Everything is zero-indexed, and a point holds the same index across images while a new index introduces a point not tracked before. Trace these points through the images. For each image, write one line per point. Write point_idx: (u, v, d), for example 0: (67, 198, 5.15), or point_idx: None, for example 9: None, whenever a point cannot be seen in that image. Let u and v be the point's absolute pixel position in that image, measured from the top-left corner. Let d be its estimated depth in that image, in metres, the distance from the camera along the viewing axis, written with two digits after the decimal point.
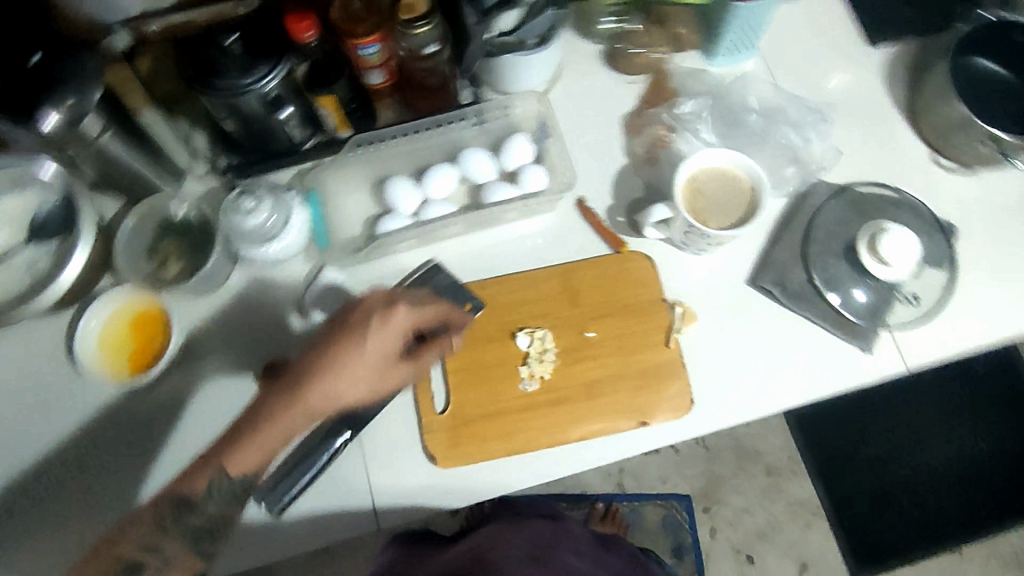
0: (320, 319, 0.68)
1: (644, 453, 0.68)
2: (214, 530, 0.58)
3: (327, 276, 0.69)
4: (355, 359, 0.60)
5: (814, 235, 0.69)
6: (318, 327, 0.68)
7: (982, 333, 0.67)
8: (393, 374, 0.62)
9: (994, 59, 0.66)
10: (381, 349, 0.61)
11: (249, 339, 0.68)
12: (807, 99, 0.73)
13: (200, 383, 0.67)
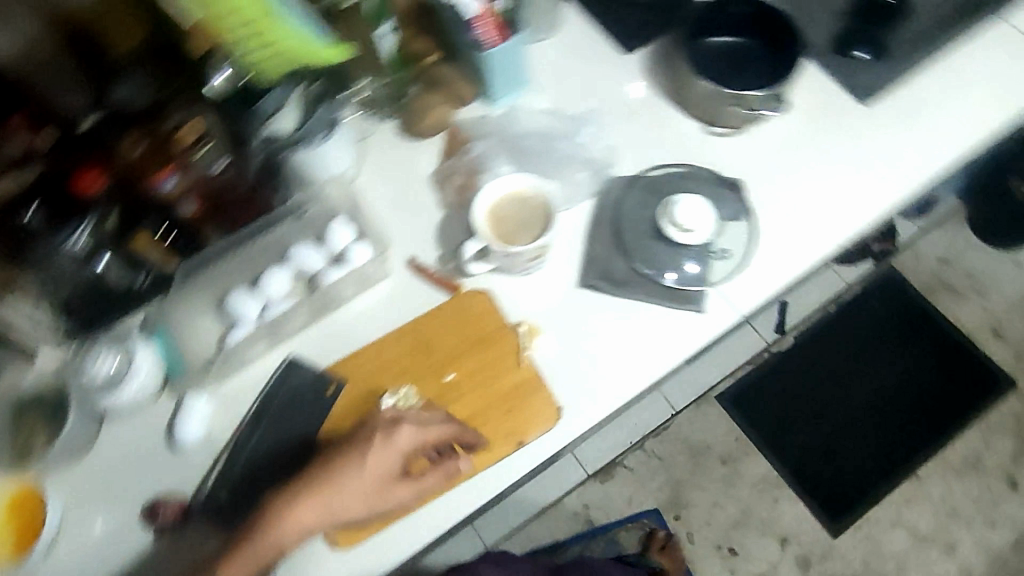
0: (191, 440, 0.71)
1: (536, 471, 0.69)
2: None
3: (189, 403, 0.72)
4: (356, 481, 0.63)
5: (622, 226, 0.75)
6: (192, 447, 0.72)
7: (795, 267, 0.74)
8: (394, 492, 0.64)
9: (722, 35, 0.79)
10: (379, 466, 0.64)
11: (128, 484, 0.72)
12: (587, 121, 0.80)
13: (93, 540, 0.70)
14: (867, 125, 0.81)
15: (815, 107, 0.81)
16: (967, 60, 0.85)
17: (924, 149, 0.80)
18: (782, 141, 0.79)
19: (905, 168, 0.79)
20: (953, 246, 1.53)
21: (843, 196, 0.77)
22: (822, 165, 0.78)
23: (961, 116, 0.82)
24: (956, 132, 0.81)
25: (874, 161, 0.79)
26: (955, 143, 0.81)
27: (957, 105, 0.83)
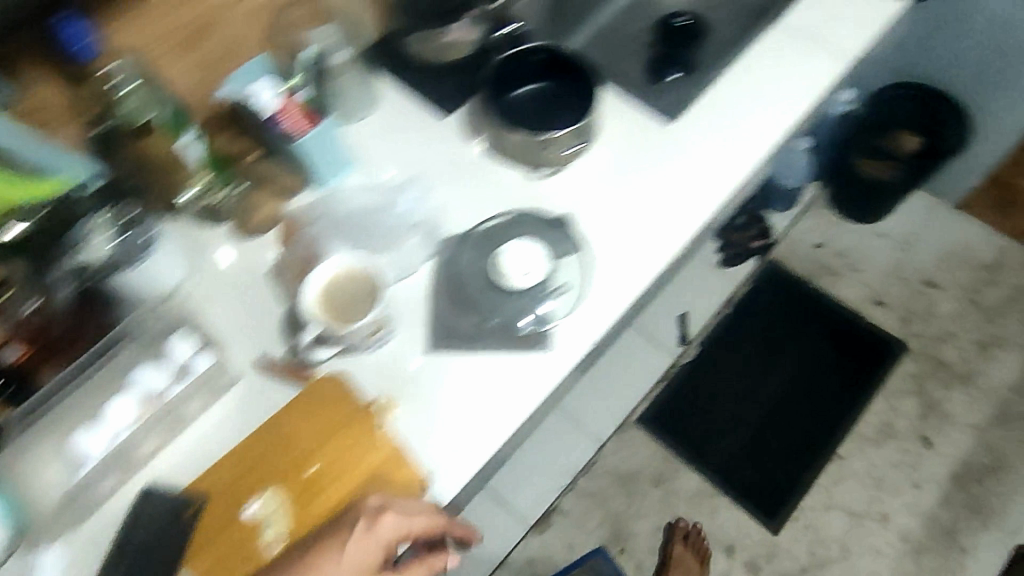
0: None
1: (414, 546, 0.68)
2: None
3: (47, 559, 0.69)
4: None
5: (461, 284, 0.77)
6: None
7: (632, 288, 0.76)
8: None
9: (524, 85, 0.85)
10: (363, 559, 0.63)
11: None
12: (415, 189, 0.83)
13: None
14: (679, 143, 0.86)
15: (628, 134, 0.86)
16: (761, 63, 0.91)
17: (733, 154, 0.85)
18: (602, 172, 0.83)
19: (719, 175, 0.83)
20: (822, 228, 1.62)
21: (667, 213, 0.81)
22: (643, 187, 0.82)
23: (764, 116, 0.88)
24: (761, 132, 0.87)
25: (690, 175, 0.83)
26: (762, 144, 0.86)
27: (759, 107, 0.88)
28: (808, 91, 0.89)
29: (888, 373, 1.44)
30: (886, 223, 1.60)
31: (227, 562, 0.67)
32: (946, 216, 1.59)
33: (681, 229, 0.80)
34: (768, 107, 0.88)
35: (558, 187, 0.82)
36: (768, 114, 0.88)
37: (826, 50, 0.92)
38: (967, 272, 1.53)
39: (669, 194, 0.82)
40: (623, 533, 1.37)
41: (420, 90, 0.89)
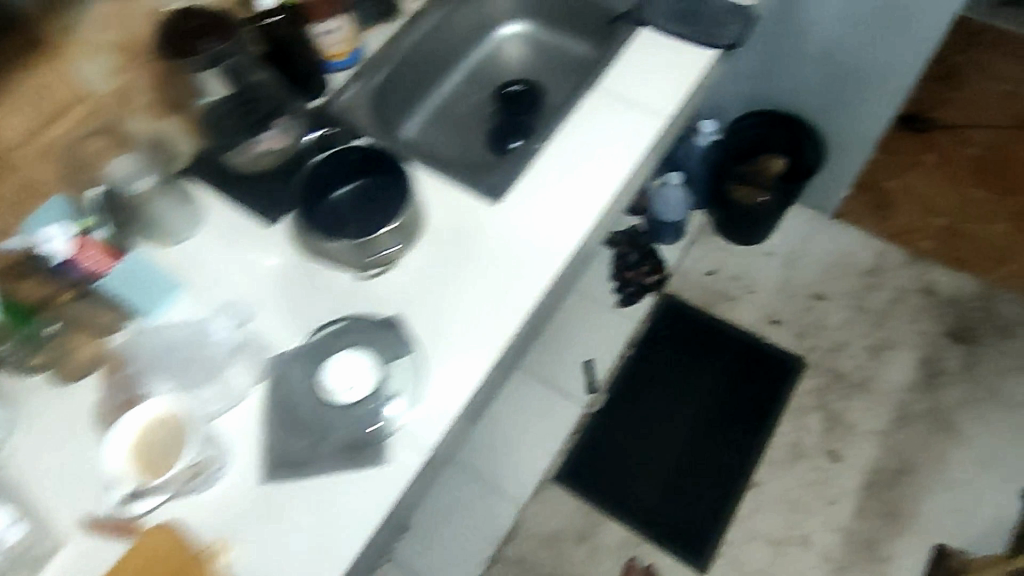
0: None
1: None
2: None
3: None
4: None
5: (293, 403, 0.75)
6: None
7: (467, 382, 0.76)
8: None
9: (344, 184, 0.84)
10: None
11: None
12: (245, 306, 0.83)
13: None
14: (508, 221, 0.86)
15: (456, 220, 0.86)
16: (584, 127, 0.92)
17: (562, 224, 0.85)
18: (432, 265, 0.84)
19: (549, 248, 0.83)
20: (713, 254, 1.64)
21: (498, 295, 0.80)
22: (474, 274, 0.82)
23: (590, 181, 0.88)
24: (589, 197, 0.87)
25: (520, 253, 0.83)
26: (589, 210, 0.86)
27: (584, 172, 0.89)
28: (631, 150, 0.90)
29: (792, 391, 1.46)
30: (773, 241, 1.64)
31: None
32: (827, 226, 1.64)
33: (513, 310, 0.79)
34: (594, 171, 0.89)
35: (389, 291, 0.82)
36: (593, 179, 0.88)
37: (645, 108, 0.93)
38: (853, 280, 1.57)
39: (500, 276, 0.82)
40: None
41: (244, 204, 0.89)
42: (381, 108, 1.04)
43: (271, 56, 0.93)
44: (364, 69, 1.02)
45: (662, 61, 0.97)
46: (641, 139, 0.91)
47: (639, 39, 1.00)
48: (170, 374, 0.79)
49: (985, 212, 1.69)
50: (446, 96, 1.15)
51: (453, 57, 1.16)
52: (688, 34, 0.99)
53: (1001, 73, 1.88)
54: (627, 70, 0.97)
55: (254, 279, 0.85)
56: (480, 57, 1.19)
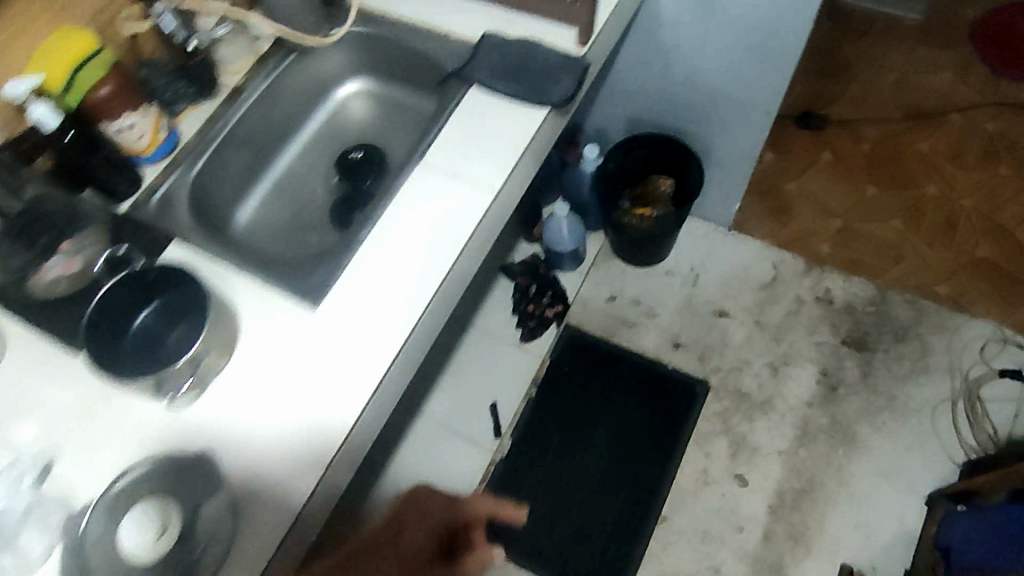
0: None
1: None
2: None
3: None
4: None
5: (91, 567, 0.69)
6: None
7: (281, 520, 0.72)
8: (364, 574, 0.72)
9: (141, 311, 0.79)
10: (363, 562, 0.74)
11: None
12: (47, 455, 0.76)
13: None
14: (326, 328, 0.82)
15: (272, 333, 0.82)
16: (408, 212, 0.89)
17: (383, 327, 0.82)
18: (248, 383, 0.79)
19: (368, 356, 0.80)
20: (612, 278, 1.60)
21: (315, 416, 0.77)
22: (289, 393, 0.78)
23: (413, 272, 0.85)
24: (411, 293, 0.84)
25: (338, 364, 0.80)
26: (409, 309, 0.83)
27: (407, 263, 0.85)
28: (455, 234, 0.87)
29: (696, 417, 1.45)
30: (672, 260, 1.61)
31: None
32: (722, 241, 1.62)
33: (330, 430, 0.76)
34: (416, 260, 0.85)
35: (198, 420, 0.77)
36: (417, 271, 0.85)
37: (471, 183, 0.90)
38: (753, 293, 1.56)
39: (317, 393, 0.78)
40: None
41: (43, 332, 0.82)
42: (207, 199, 0.97)
43: (62, 171, 0.88)
44: (178, 159, 0.95)
45: (490, 129, 0.93)
46: (467, 219, 0.87)
47: (467, 103, 0.96)
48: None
49: (879, 207, 1.70)
50: (283, 171, 1.07)
51: (288, 127, 1.08)
52: (516, 94, 0.94)
53: (889, 62, 1.90)
54: (455, 141, 0.93)
55: (54, 420, 0.78)
56: (320, 122, 1.12)
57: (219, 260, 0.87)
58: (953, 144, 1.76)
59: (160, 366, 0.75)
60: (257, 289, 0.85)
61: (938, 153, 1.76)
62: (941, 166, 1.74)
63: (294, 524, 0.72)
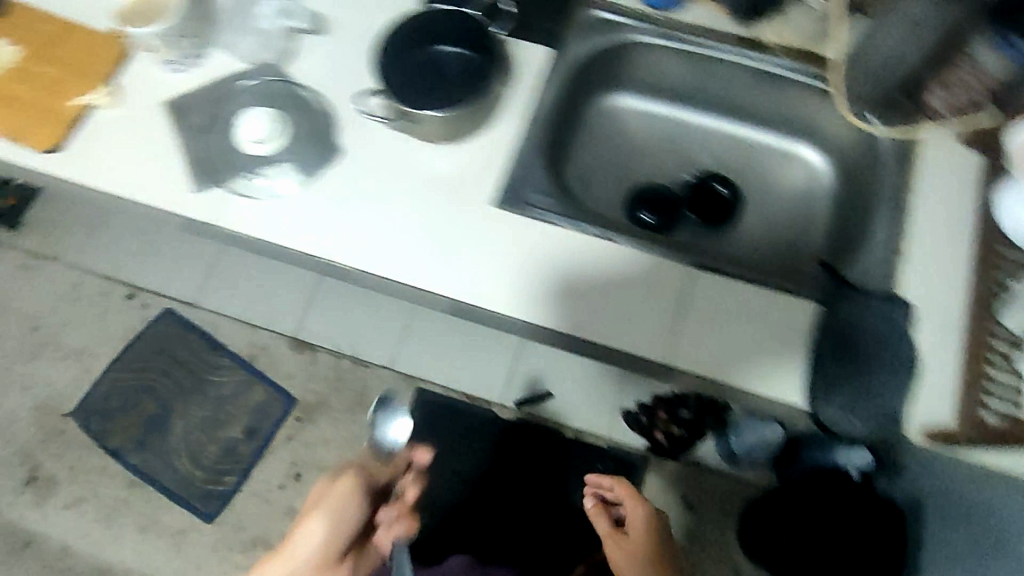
0: None
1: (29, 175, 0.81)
2: None
3: None
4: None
5: (227, 103, 0.80)
6: None
7: (309, 242, 0.77)
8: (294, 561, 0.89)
9: (456, 47, 0.79)
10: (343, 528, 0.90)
11: None
12: (313, 23, 0.84)
13: None
14: (458, 248, 0.77)
15: (444, 158, 0.80)
16: (608, 270, 0.77)
17: (483, 293, 0.76)
18: (383, 174, 0.79)
19: (438, 285, 0.76)
20: (714, 504, 1.40)
21: (386, 276, 0.77)
22: (383, 233, 0.77)
23: (541, 299, 0.76)
24: (518, 296, 0.76)
25: (437, 276, 0.76)
26: (509, 293, 0.76)
27: (545, 285, 0.76)
28: (600, 325, 0.75)
29: None
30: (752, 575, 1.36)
31: None
32: None
33: (366, 249, 0.77)
34: (548, 293, 0.76)
35: (336, 120, 0.80)
36: (554, 292, 0.76)
37: (688, 337, 0.75)
38: None
39: (396, 266, 0.77)
40: (295, 450, 1.39)
41: None
42: (627, 67, 0.91)
43: None
44: (643, 22, 0.87)
45: (771, 339, 0.75)
46: (624, 332, 0.75)
47: (793, 309, 0.76)
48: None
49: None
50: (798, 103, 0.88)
51: (740, 105, 0.92)
52: (826, 365, 0.72)
53: None
54: (716, 290, 0.77)
55: (344, 6, 0.85)
56: (749, 138, 0.94)
57: (511, 86, 0.82)
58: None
59: (412, 104, 0.77)
60: (469, 112, 0.78)
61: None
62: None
63: (308, 255, 0.77)
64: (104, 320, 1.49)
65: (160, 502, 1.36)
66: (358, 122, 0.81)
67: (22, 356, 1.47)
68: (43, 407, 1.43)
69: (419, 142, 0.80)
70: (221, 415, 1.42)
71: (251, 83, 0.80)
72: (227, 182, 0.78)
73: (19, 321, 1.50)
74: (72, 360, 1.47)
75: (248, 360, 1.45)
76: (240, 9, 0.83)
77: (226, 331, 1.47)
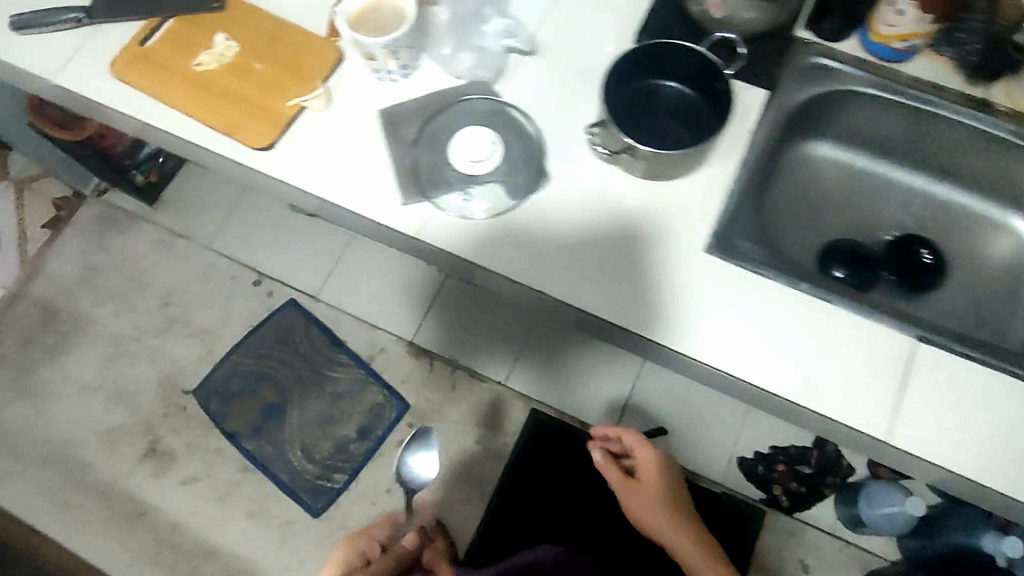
0: None
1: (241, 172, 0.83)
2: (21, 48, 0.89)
3: None
4: None
5: (440, 119, 0.80)
6: None
7: (513, 268, 0.76)
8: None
9: (679, 84, 0.79)
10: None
11: None
12: (527, 44, 0.83)
13: None
14: (673, 293, 0.75)
15: (656, 194, 0.78)
16: (837, 335, 0.73)
17: (695, 344, 0.73)
18: (592, 205, 0.78)
19: (645, 327, 0.74)
20: (832, 573, 1.29)
21: (594, 312, 0.75)
22: (593, 268, 0.76)
23: (759, 357, 0.72)
24: (732, 350, 0.73)
25: (649, 320, 0.74)
26: (716, 342, 0.73)
27: (765, 343, 0.73)
28: (818, 392, 0.71)
29: None
30: None
31: (187, 69, 0.85)
32: None
33: (571, 281, 0.75)
34: (758, 347, 0.73)
35: (547, 145, 0.79)
36: (762, 347, 0.73)
37: (905, 412, 0.70)
38: None
39: (600, 301, 0.75)
40: None
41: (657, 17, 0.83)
42: (837, 115, 0.86)
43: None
44: (866, 73, 0.82)
45: (995, 426, 0.70)
46: (846, 402, 0.71)
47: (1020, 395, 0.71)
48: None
49: (681, 519, 0.95)
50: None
51: (951, 169, 0.88)
52: None
53: None
54: (939, 365, 0.71)
55: (559, 30, 0.84)
56: (952, 201, 0.89)
57: (729, 127, 0.79)
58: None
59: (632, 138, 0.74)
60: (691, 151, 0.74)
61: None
62: (662, 532, 0.94)
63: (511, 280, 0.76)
64: (228, 303, 1.53)
65: (270, 491, 1.39)
66: (568, 149, 0.79)
67: (152, 330, 1.52)
68: (170, 383, 1.48)
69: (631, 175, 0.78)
70: (335, 412, 1.44)
71: (468, 98, 0.80)
72: (435, 199, 0.77)
73: (152, 296, 1.55)
74: (197, 338, 1.51)
75: (366, 360, 1.46)
76: (459, 25, 0.83)
77: (346, 329, 1.49)
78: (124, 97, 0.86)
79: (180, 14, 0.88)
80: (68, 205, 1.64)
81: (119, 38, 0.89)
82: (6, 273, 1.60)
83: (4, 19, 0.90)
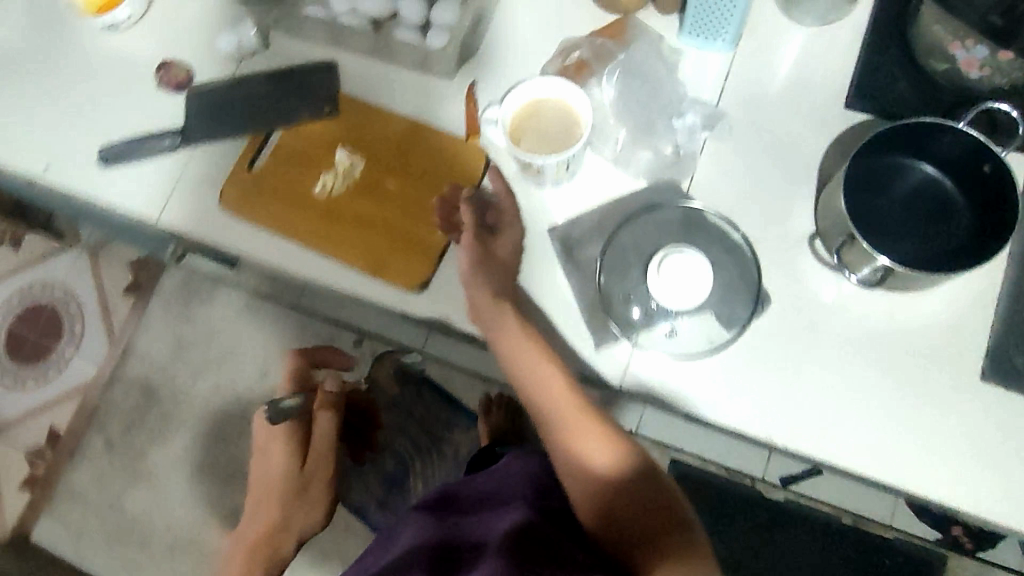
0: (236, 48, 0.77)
1: (392, 312, 0.72)
2: (113, 179, 0.77)
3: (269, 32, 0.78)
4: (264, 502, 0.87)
5: (627, 235, 0.67)
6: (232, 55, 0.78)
7: (745, 417, 0.64)
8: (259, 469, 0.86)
9: (921, 168, 0.64)
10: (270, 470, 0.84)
11: (183, 42, 0.80)
12: (716, 127, 0.68)
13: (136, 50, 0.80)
14: (900, 419, 0.62)
15: (906, 309, 0.64)
16: None
17: (935, 480, 0.61)
18: (829, 328, 0.64)
19: (916, 481, 0.62)
20: None
21: (810, 449, 0.63)
22: (810, 397, 0.63)
23: (1018, 495, 0.61)
24: (984, 489, 0.61)
25: (878, 457, 0.62)
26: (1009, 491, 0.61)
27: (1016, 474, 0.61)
28: None
29: None
30: None
31: (308, 193, 0.73)
32: None
33: (818, 428, 0.63)
34: None
35: (763, 259, 0.66)
36: None
37: None
38: None
39: (857, 451, 0.62)
40: None
41: (871, 79, 0.68)
42: None
43: None
44: None
45: None
46: None
47: None
48: (600, 74, 0.70)
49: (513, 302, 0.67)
50: None
51: None
52: None
53: None
54: None
55: (750, 104, 0.69)
56: None
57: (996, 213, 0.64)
58: (545, 433, 0.63)
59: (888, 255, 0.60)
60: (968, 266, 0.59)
61: (596, 481, 0.59)
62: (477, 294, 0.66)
63: (742, 433, 0.64)
64: None
65: None
66: (788, 261, 0.66)
67: (255, 401, 1.46)
68: None
69: (873, 289, 0.64)
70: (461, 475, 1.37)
71: (658, 209, 0.67)
72: (636, 337, 0.65)
73: (250, 365, 1.48)
74: None
75: None
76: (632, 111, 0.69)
77: None
78: (242, 236, 0.74)
79: (289, 126, 0.75)
80: (145, 272, 1.56)
81: (221, 162, 0.76)
82: (97, 353, 1.54)
83: (87, 149, 0.78)
